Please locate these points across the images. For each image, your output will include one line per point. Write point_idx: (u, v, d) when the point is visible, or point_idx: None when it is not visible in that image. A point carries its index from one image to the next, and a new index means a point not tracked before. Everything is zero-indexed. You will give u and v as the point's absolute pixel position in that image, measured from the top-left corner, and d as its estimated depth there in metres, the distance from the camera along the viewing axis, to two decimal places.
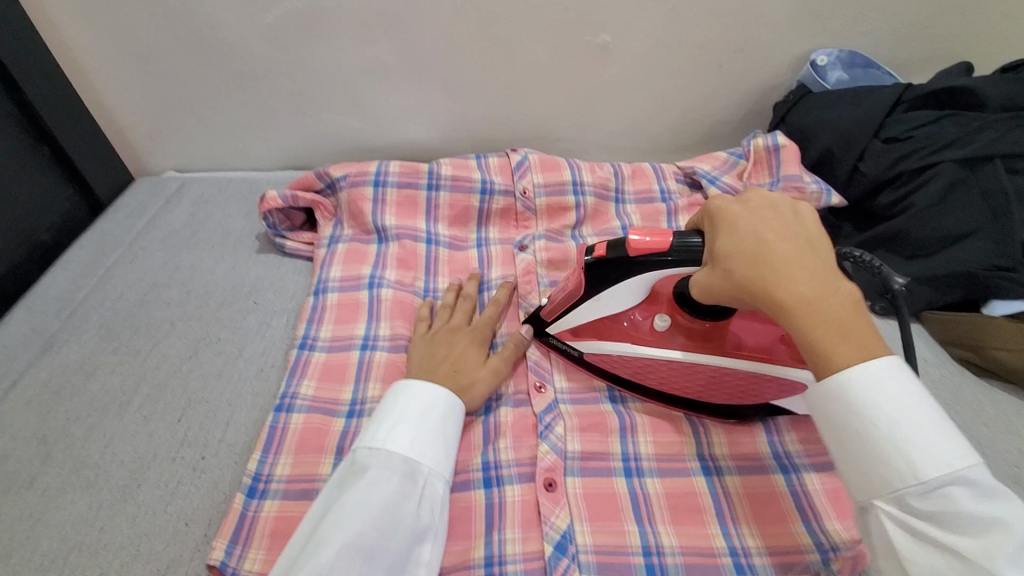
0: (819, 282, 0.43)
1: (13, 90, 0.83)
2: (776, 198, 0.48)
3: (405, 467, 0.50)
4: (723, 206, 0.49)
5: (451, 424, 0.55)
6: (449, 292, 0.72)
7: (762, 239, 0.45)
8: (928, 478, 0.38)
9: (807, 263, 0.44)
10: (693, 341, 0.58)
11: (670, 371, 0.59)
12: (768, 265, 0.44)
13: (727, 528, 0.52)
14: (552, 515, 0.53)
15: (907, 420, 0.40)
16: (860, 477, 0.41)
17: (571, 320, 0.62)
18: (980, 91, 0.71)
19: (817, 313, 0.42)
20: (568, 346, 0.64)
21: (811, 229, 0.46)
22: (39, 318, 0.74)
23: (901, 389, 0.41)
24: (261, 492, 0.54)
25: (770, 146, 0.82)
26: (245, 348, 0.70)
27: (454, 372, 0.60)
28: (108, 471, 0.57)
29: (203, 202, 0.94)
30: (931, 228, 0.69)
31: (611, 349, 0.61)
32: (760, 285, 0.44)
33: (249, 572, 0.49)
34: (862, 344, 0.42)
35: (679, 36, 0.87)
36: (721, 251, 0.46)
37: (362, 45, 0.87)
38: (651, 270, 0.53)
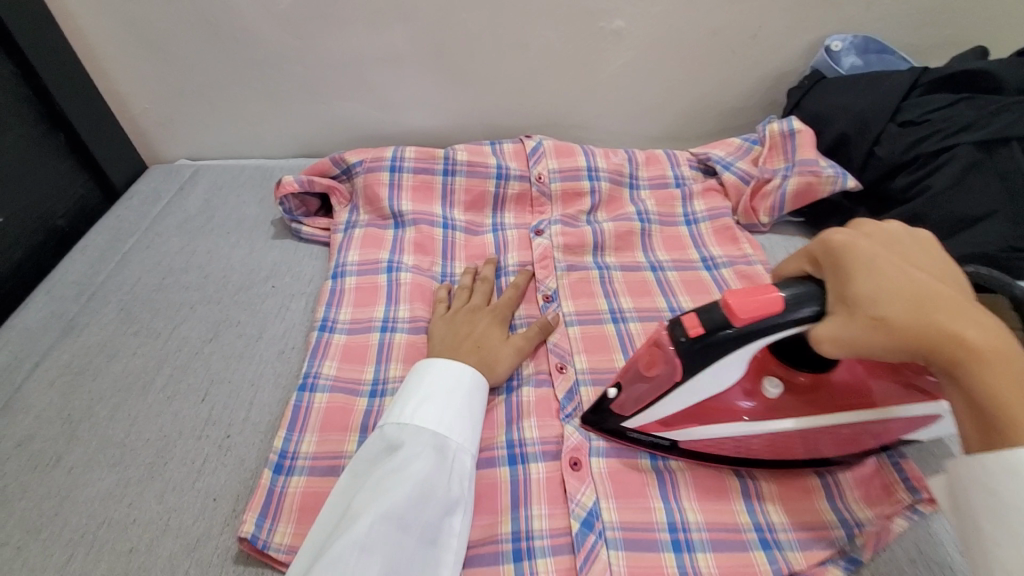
0: (992, 330, 0.38)
1: (28, 75, 0.83)
2: (901, 237, 0.46)
3: (434, 442, 0.52)
4: (849, 242, 0.44)
5: (476, 401, 0.57)
6: (467, 274, 0.73)
7: (917, 282, 0.41)
8: None
9: (975, 314, 0.39)
10: (806, 405, 0.51)
11: (787, 441, 0.51)
12: (931, 308, 0.40)
13: (751, 506, 0.52)
14: (578, 493, 0.53)
15: None
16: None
17: (661, 411, 0.51)
18: (997, 74, 0.72)
19: (1004, 373, 0.37)
20: (658, 437, 0.54)
21: (956, 274, 0.44)
22: (58, 302, 0.74)
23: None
24: (287, 468, 0.55)
25: (785, 130, 0.83)
26: (265, 330, 0.70)
27: (477, 347, 0.62)
28: (134, 449, 0.57)
29: (217, 188, 0.94)
30: (947, 211, 0.69)
31: (718, 434, 0.52)
32: (925, 331, 0.39)
33: (279, 545, 0.49)
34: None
35: (693, 22, 0.87)
36: (866, 294, 0.41)
37: (376, 31, 0.87)
38: (764, 336, 0.44)
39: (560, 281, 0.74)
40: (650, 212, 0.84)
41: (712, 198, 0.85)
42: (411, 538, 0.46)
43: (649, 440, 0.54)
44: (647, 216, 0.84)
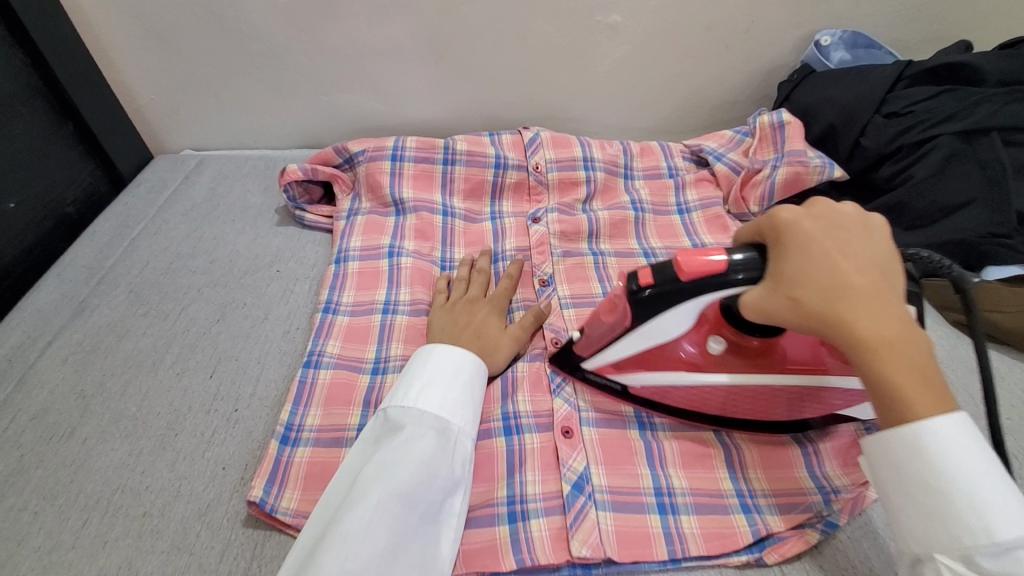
0: (895, 320, 0.43)
1: (38, 64, 0.85)
2: (847, 220, 0.46)
3: (437, 426, 0.53)
4: (793, 223, 0.45)
5: (477, 387, 0.58)
6: (465, 265, 0.74)
7: (839, 270, 0.44)
8: (1001, 539, 0.38)
9: (883, 301, 0.43)
10: (750, 363, 0.54)
11: (728, 396, 0.55)
12: (840, 297, 0.43)
13: (734, 472, 0.55)
14: (569, 459, 0.56)
15: (977, 479, 0.40)
16: (926, 530, 0.41)
17: (614, 354, 0.56)
18: (979, 66, 0.74)
19: (898, 359, 0.42)
20: (611, 379, 0.59)
21: (885, 254, 0.45)
22: (69, 284, 0.76)
23: (973, 448, 0.41)
24: (293, 440, 0.57)
25: (775, 122, 0.85)
26: (271, 311, 0.72)
27: (476, 338, 0.62)
28: (145, 421, 0.60)
29: (222, 178, 0.97)
30: (928, 199, 0.72)
31: (662, 379, 0.56)
32: (837, 318, 0.43)
33: (286, 509, 0.52)
34: (937, 390, 0.42)
35: (687, 17, 0.90)
36: (789, 278, 0.44)
37: (378, 24, 0.89)
38: (704, 294, 0.48)
39: (555, 266, 0.77)
40: (644, 201, 0.87)
41: (704, 187, 0.88)
42: (415, 516, 0.47)
43: (604, 384, 0.60)
44: (641, 205, 0.86)
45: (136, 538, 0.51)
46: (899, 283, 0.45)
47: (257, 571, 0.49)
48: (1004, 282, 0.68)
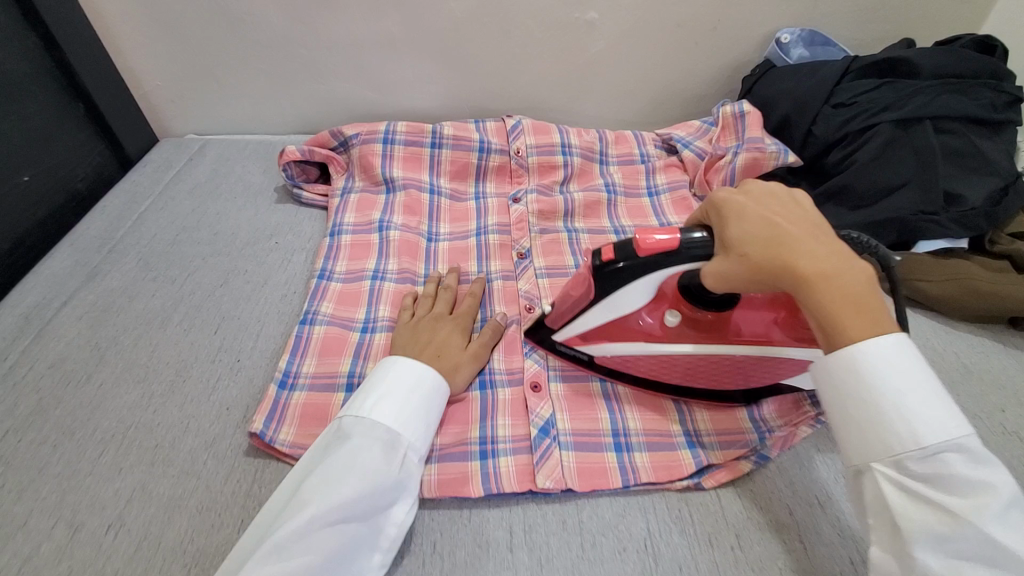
0: (834, 259, 0.46)
1: (51, 48, 0.91)
2: (777, 191, 0.52)
3: (387, 438, 0.52)
4: (727, 197, 0.51)
5: (435, 402, 0.57)
6: (432, 282, 0.73)
7: (774, 224, 0.48)
8: (925, 444, 0.42)
9: (821, 245, 0.47)
10: (706, 334, 0.59)
11: (686, 363, 0.60)
12: (781, 244, 0.47)
13: (682, 416, 0.62)
14: (537, 407, 0.63)
15: (908, 390, 0.44)
16: (861, 443, 0.45)
17: (578, 325, 0.61)
18: (914, 60, 0.82)
19: (836, 291, 0.46)
20: (579, 350, 0.64)
21: (815, 212, 0.50)
22: (82, 252, 0.83)
23: (907, 363, 0.45)
24: (290, 385, 0.64)
25: (736, 112, 0.93)
26: (270, 278, 0.79)
27: (437, 357, 0.62)
28: (156, 369, 0.66)
29: (224, 159, 1.03)
30: (869, 181, 0.79)
31: (623, 350, 0.61)
32: (783, 264, 0.46)
33: (284, 441, 0.58)
34: (874, 314, 0.46)
35: (659, 15, 0.97)
36: (734, 238, 0.49)
37: (372, 17, 0.96)
38: (660, 269, 0.53)
39: (533, 240, 0.84)
40: (617, 184, 0.93)
41: (673, 172, 0.96)
42: (354, 528, 0.47)
43: (573, 355, 0.65)
44: (614, 188, 0.93)
45: (149, 464, 0.57)
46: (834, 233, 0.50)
47: (257, 491, 0.56)
48: (930, 255, 0.76)
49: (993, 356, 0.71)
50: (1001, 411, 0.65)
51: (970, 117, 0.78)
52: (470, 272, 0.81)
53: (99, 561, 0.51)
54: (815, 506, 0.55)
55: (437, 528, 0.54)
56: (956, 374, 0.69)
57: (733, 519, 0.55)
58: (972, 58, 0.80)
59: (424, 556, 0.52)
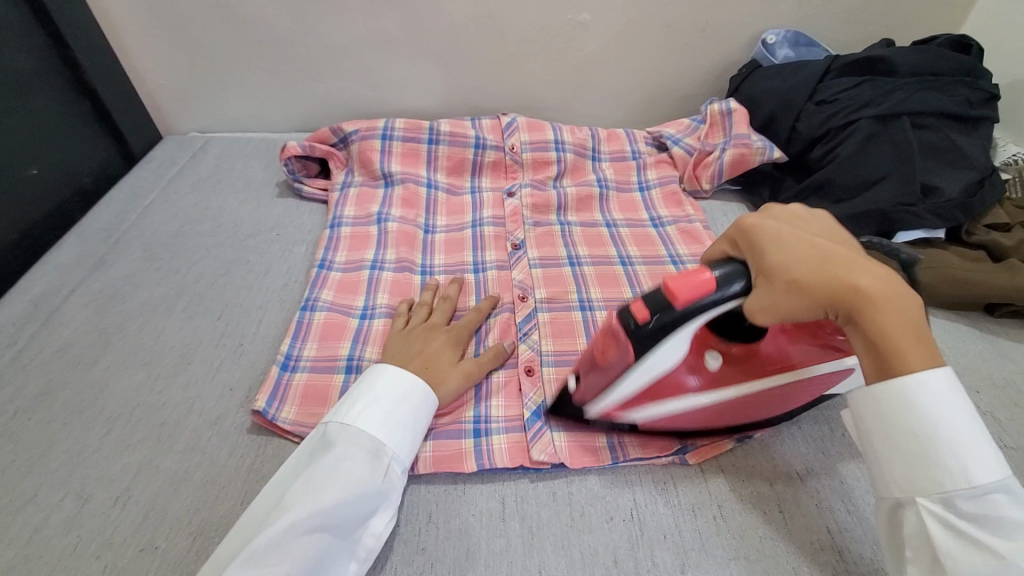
0: (885, 278, 0.45)
1: (60, 46, 0.93)
2: (800, 217, 0.51)
3: (371, 447, 0.53)
4: (758, 224, 0.49)
5: (422, 414, 0.58)
6: (429, 292, 0.74)
7: (818, 249, 0.46)
8: (978, 484, 0.41)
9: (868, 267, 0.46)
10: (747, 372, 0.54)
11: (731, 407, 0.56)
12: (832, 267, 0.45)
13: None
14: (530, 392, 0.65)
15: (961, 428, 0.43)
16: (910, 477, 0.44)
17: (619, 395, 0.54)
18: (892, 60, 0.85)
19: (895, 317, 0.44)
20: (618, 420, 0.58)
21: (840, 237, 0.50)
22: (88, 243, 0.85)
23: (959, 401, 0.43)
24: (291, 367, 0.66)
25: (724, 110, 0.96)
26: (272, 268, 0.81)
27: (425, 368, 0.61)
28: (161, 353, 0.68)
29: (226, 156, 1.06)
30: (852, 175, 0.82)
31: (668, 408, 0.55)
32: (835, 286, 0.45)
33: (286, 419, 0.61)
34: (927, 341, 0.45)
35: (649, 16, 1.00)
36: (780, 264, 0.46)
37: (372, 18, 0.99)
38: (700, 317, 0.47)
39: (527, 232, 0.86)
40: (609, 180, 0.97)
41: (663, 168, 0.98)
42: (331, 537, 0.48)
43: (610, 423, 0.59)
44: (606, 183, 0.96)
45: (155, 441, 0.59)
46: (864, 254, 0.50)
47: (260, 466, 0.58)
48: (908, 245, 0.80)
49: (968, 341, 0.74)
50: (975, 391, 0.68)
51: (946, 112, 0.81)
52: (467, 259, 0.84)
53: (107, 531, 0.53)
54: (795, 479, 0.58)
55: (432, 500, 0.57)
56: None
57: (716, 492, 0.57)
58: (948, 57, 0.84)
59: (419, 524, 0.55)
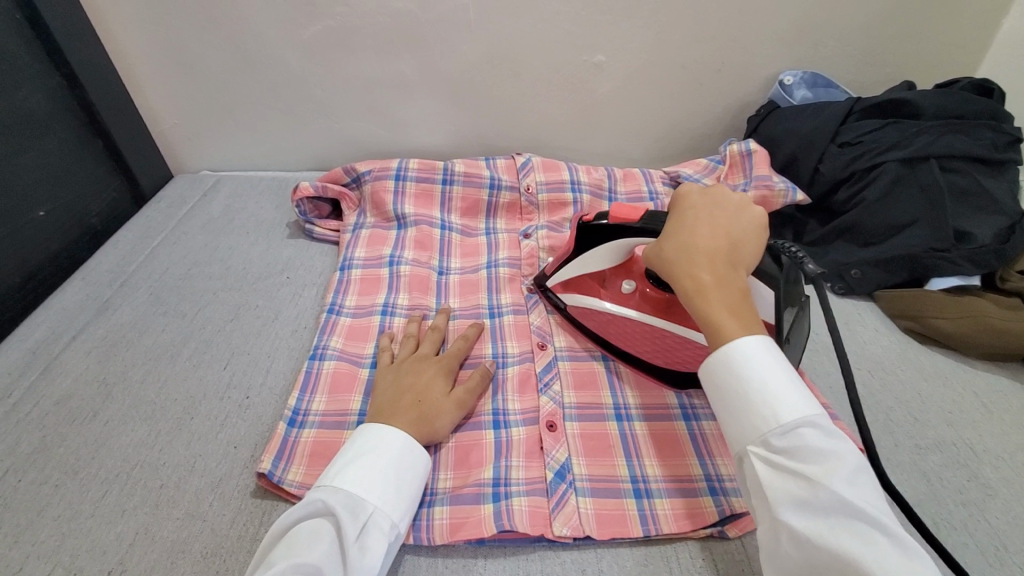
0: (722, 275, 0.53)
1: (74, 87, 0.93)
2: (730, 205, 0.59)
3: (348, 504, 0.48)
4: (687, 197, 0.61)
5: (408, 461, 0.54)
6: (416, 323, 0.73)
7: (693, 232, 0.57)
8: (785, 421, 0.46)
9: (717, 255, 0.55)
10: (650, 306, 0.71)
11: (626, 328, 0.71)
12: (690, 249, 0.56)
13: (680, 395, 0.67)
14: (553, 450, 0.61)
15: (770, 376, 0.48)
16: (738, 430, 0.49)
17: (561, 275, 0.75)
18: (917, 103, 0.84)
19: (713, 296, 0.53)
20: (557, 297, 0.76)
21: (741, 232, 0.57)
22: (93, 287, 0.83)
23: (773, 361, 0.49)
24: (299, 422, 0.63)
25: (743, 151, 0.94)
26: (281, 313, 0.78)
27: (416, 403, 0.59)
28: (163, 406, 0.65)
29: (237, 196, 1.04)
30: (879, 219, 0.81)
31: (584, 300, 0.73)
32: (676, 267, 0.56)
33: (292, 481, 0.57)
34: (743, 320, 0.51)
35: (664, 57, 1.00)
36: (666, 234, 0.59)
37: (387, 59, 0.99)
38: (621, 236, 0.67)
39: None
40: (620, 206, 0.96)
41: None
42: None
43: (552, 301, 0.77)
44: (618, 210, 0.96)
45: (153, 506, 0.55)
46: (750, 261, 0.56)
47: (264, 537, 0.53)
48: (944, 292, 0.77)
49: (1015, 394, 0.70)
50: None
51: (974, 156, 0.79)
52: (479, 300, 0.81)
53: None
54: None
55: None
56: (982, 414, 0.67)
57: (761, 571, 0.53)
58: (974, 99, 0.82)
59: None
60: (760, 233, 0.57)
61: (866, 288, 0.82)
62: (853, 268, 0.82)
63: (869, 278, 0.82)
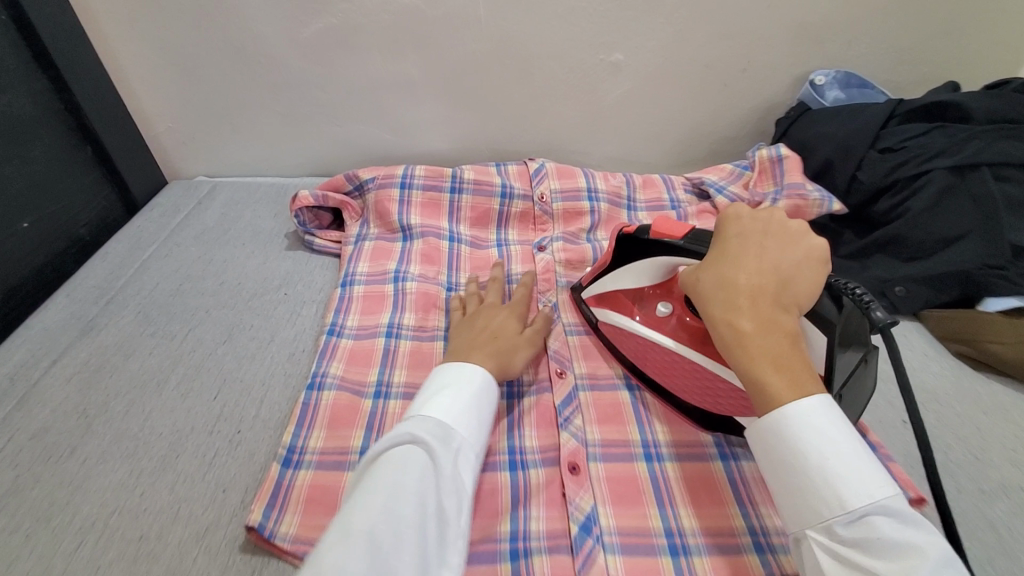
0: (767, 318, 0.46)
1: (61, 90, 0.88)
2: (783, 231, 0.50)
3: (441, 433, 0.48)
4: (734, 218, 0.52)
5: (485, 403, 0.54)
6: (475, 283, 0.75)
7: (735, 264, 0.49)
8: (852, 508, 0.40)
9: (761, 293, 0.47)
10: (688, 335, 0.62)
11: (659, 359, 0.63)
12: (730, 285, 0.48)
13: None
14: (576, 497, 0.55)
15: (834, 452, 0.42)
16: (795, 509, 0.43)
17: (597, 288, 0.71)
18: (967, 105, 0.77)
19: (756, 346, 0.45)
20: (591, 311, 0.72)
21: (792, 264, 0.48)
22: (78, 304, 0.77)
23: (835, 430, 0.43)
24: (294, 462, 0.57)
25: (773, 156, 0.88)
26: (277, 334, 0.72)
27: (494, 338, 0.62)
28: (147, 442, 0.59)
29: (234, 204, 0.98)
30: (926, 231, 0.74)
31: (615, 320, 0.67)
32: (712, 304, 0.48)
33: (286, 534, 0.51)
34: (791, 377, 0.44)
35: (687, 56, 0.94)
36: (706, 263, 0.51)
37: (392, 59, 0.93)
38: (659, 255, 0.62)
39: (559, 294, 0.78)
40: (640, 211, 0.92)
41: (706, 218, 0.90)
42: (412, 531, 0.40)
43: (586, 314, 0.73)
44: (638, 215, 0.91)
45: (131, 562, 0.50)
46: (804, 300, 0.48)
47: None
48: (1004, 314, 0.70)
49: None
50: None
51: None
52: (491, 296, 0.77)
53: None
54: None
55: None
56: None
57: None
58: None
59: None
60: (818, 266, 0.49)
61: (910, 308, 0.76)
62: (897, 285, 0.75)
63: (915, 296, 0.75)
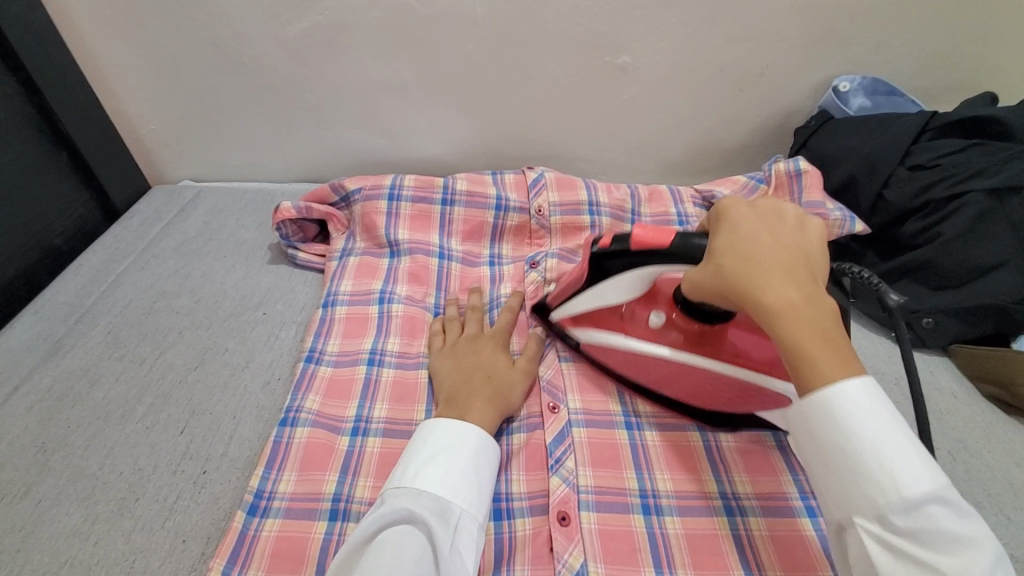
0: (810, 291, 0.43)
1: (32, 93, 0.83)
2: (789, 215, 0.49)
3: (436, 508, 0.46)
4: (731, 204, 0.50)
5: (483, 466, 0.51)
6: (454, 305, 0.72)
7: (759, 242, 0.46)
8: (910, 495, 0.36)
9: (794, 271, 0.44)
10: (684, 340, 0.58)
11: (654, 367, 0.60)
12: (758, 264, 0.45)
13: (704, 432, 0.61)
14: (565, 553, 0.52)
15: (886, 435, 0.38)
16: (842, 496, 0.39)
17: (571, 308, 0.65)
18: (1008, 120, 0.70)
19: (803, 321, 0.42)
20: (569, 333, 0.68)
21: (806, 244, 0.47)
22: (45, 323, 0.73)
23: (883, 410, 0.39)
24: (262, 510, 0.53)
25: (791, 170, 0.81)
26: (252, 360, 0.68)
27: (488, 379, 0.59)
28: (106, 483, 0.56)
29: (217, 211, 0.94)
30: (958, 258, 0.68)
31: (602, 337, 0.63)
32: (746, 284, 0.44)
33: None
34: (842, 352, 0.41)
35: (700, 58, 0.87)
36: (719, 248, 0.47)
37: (382, 61, 0.87)
38: (648, 266, 0.55)
39: None
40: (601, 204, 0.83)
41: None
42: None
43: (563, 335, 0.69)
44: (598, 208, 0.83)
45: None
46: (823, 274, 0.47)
47: None
48: None
49: None
50: None
51: None
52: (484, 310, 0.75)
53: None
54: None
55: None
56: None
57: None
58: None
59: None
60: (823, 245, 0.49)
61: (939, 342, 0.70)
62: (924, 316, 0.70)
63: (943, 329, 0.69)
